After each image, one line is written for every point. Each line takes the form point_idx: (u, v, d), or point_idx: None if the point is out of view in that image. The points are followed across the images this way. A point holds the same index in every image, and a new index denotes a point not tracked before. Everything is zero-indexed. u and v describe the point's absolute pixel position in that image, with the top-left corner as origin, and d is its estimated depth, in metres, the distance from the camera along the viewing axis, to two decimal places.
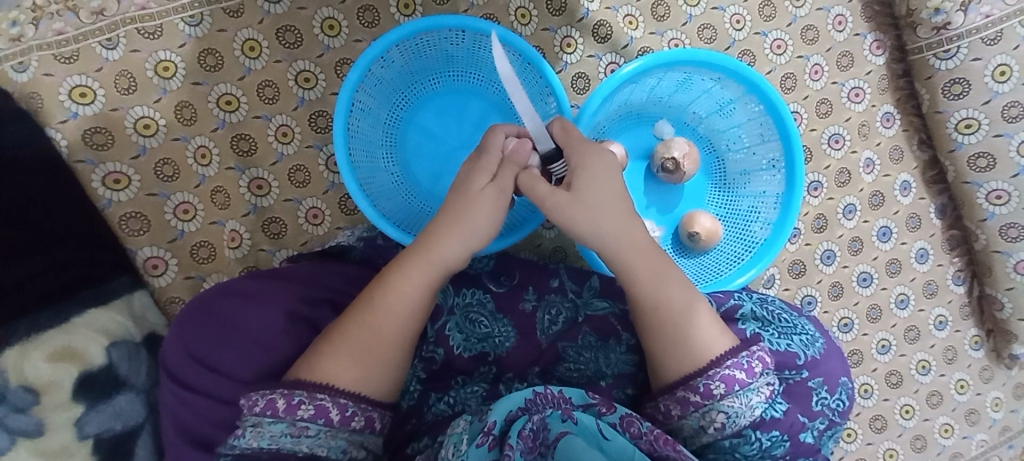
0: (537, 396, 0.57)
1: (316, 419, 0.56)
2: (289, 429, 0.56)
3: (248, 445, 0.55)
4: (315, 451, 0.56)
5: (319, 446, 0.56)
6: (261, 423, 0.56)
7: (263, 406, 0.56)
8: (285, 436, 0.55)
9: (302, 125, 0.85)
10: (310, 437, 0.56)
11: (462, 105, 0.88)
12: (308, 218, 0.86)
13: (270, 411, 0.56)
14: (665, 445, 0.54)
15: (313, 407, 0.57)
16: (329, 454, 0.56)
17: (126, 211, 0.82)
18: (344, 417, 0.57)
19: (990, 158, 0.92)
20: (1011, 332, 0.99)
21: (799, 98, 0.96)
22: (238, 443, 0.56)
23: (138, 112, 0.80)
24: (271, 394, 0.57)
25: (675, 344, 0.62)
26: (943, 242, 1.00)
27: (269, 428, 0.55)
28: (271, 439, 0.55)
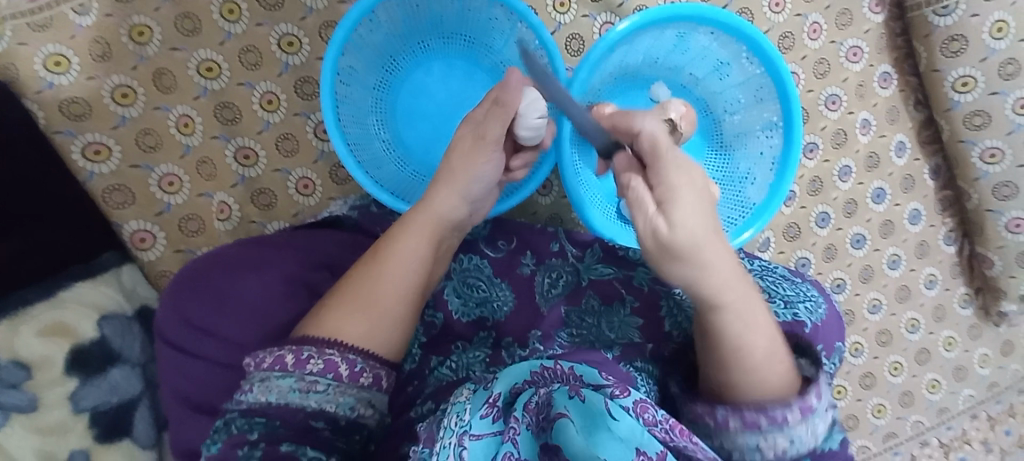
0: (543, 370, 0.59)
1: (326, 373, 0.55)
2: (297, 383, 0.54)
3: (255, 400, 0.54)
4: (324, 406, 0.54)
5: (327, 401, 0.55)
6: (269, 378, 0.54)
7: (271, 361, 0.55)
8: (293, 390, 0.54)
9: (288, 93, 0.82)
10: (319, 393, 0.55)
11: (451, 70, 0.86)
12: (298, 189, 0.85)
13: (279, 366, 0.55)
14: (681, 435, 0.54)
15: (323, 361, 0.56)
16: (338, 410, 0.55)
17: (109, 184, 0.78)
18: (353, 373, 0.57)
19: (985, 116, 0.91)
20: (1000, 289, 1.01)
21: (798, 58, 0.94)
22: (246, 398, 0.54)
23: (115, 80, 0.77)
24: (280, 349, 0.56)
25: (732, 349, 0.57)
26: (935, 203, 1.01)
27: (278, 383, 0.54)
28: (279, 394, 0.54)
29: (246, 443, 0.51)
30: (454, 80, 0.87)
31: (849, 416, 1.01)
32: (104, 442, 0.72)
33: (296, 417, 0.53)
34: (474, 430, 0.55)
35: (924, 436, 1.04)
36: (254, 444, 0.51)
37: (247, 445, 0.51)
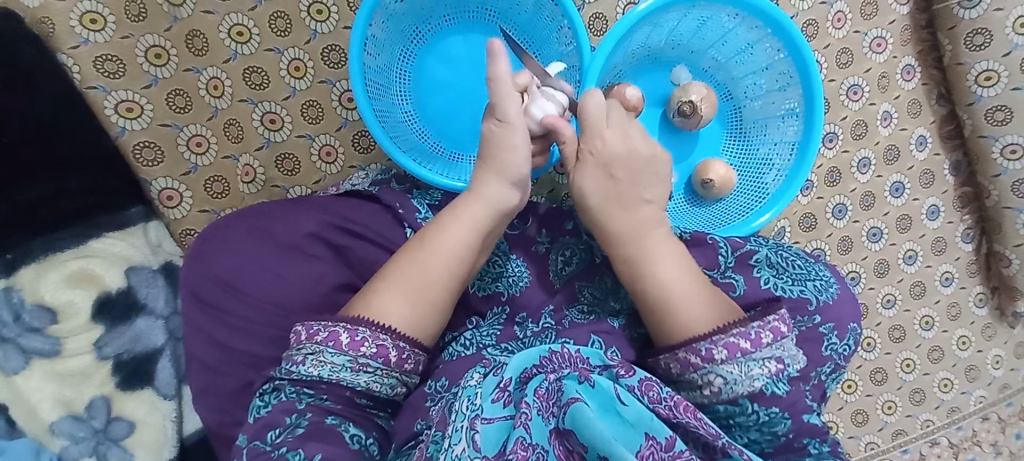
0: (551, 354, 0.58)
1: (377, 357, 0.57)
2: (349, 364, 0.56)
3: (308, 373, 0.57)
4: (371, 386, 0.57)
5: (375, 382, 0.57)
6: (323, 353, 0.57)
7: (326, 338, 0.57)
8: (345, 370, 0.56)
9: (315, 60, 0.84)
10: (369, 373, 0.57)
11: (475, 44, 0.88)
12: (321, 156, 0.86)
13: (334, 344, 0.56)
14: (684, 411, 0.55)
15: (375, 346, 0.57)
16: (382, 390, 0.58)
17: (140, 140, 0.80)
18: (401, 359, 0.58)
19: (1007, 111, 0.91)
20: (1016, 289, 1.00)
21: (822, 46, 0.94)
22: (298, 370, 0.57)
23: (149, 40, 0.79)
24: (336, 327, 0.57)
25: (665, 310, 0.63)
26: (954, 200, 1.00)
27: (332, 359, 0.56)
28: (332, 370, 0.56)
29: (296, 411, 0.56)
30: (479, 53, 0.88)
31: (858, 411, 0.99)
32: (125, 390, 0.74)
33: (343, 394, 0.57)
34: (485, 413, 0.54)
35: (934, 436, 1.02)
36: (304, 414, 0.56)
37: (297, 414, 0.56)
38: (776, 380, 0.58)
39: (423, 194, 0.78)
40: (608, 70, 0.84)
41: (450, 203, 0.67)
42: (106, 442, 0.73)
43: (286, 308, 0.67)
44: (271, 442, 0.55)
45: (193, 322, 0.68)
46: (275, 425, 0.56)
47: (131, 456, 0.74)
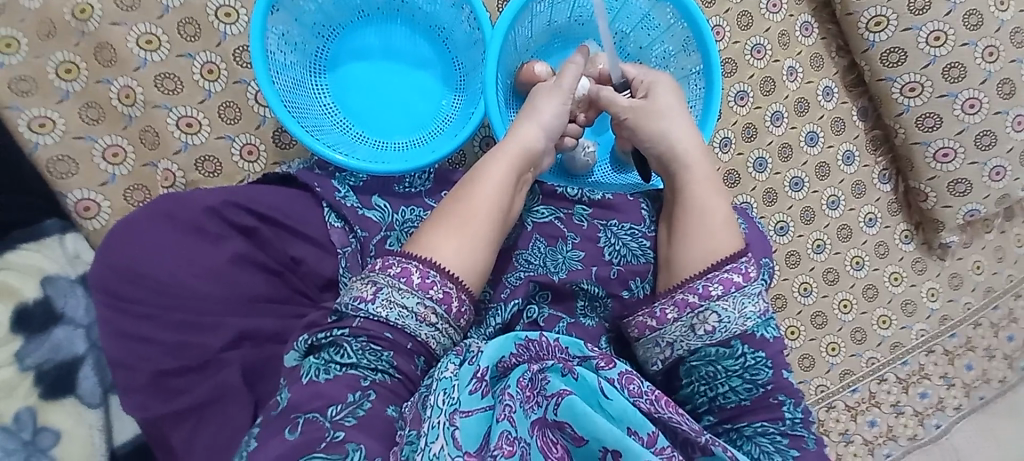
0: (528, 343, 0.62)
1: (442, 303, 0.62)
2: (417, 311, 0.61)
3: (376, 312, 0.60)
4: (429, 340, 0.62)
5: (434, 337, 0.62)
6: (394, 292, 0.61)
7: (398, 274, 0.61)
8: (412, 318, 0.60)
9: (227, 61, 0.86)
10: (431, 326, 0.61)
11: (387, 36, 0.91)
12: (243, 155, 0.87)
13: (405, 282, 0.61)
14: (665, 406, 0.59)
15: (442, 292, 0.62)
16: (437, 348, 0.63)
17: (53, 154, 0.81)
18: (460, 312, 0.63)
19: (901, 52, 0.96)
20: (938, 220, 1.04)
21: (721, 11, 0.99)
22: (367, 307, 0.60)
23: (59, 57, 0.81)
24: (408, 265, 0.62)
25: (703, 251, 0.69)
26: (867, 144, 1.05)
27: (402, 302, 0.60)
28: (399, 315, 0.60)
29: (361, 388, 0.59)
30: (394, 46, 0.91)
31: (804, 356, 1.01)
32: (49, 400, 0.74)
33: (405, 348, 0.61)
34: (464, 406, 0.56)
35: (880, 373, 1.04)
36: (367, 393, 0.59)
37: (361, 392, 0.59)
38: (765, 320, 0.66)
39: (346, 176, 0.82)
40: (515, 48, 0.87)
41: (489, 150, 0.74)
42: (36, 454, 0.72)
43: (196, 295, 0.69)
44: (332, 418, 0.56)
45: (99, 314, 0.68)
46: (335, 400, 0.57)
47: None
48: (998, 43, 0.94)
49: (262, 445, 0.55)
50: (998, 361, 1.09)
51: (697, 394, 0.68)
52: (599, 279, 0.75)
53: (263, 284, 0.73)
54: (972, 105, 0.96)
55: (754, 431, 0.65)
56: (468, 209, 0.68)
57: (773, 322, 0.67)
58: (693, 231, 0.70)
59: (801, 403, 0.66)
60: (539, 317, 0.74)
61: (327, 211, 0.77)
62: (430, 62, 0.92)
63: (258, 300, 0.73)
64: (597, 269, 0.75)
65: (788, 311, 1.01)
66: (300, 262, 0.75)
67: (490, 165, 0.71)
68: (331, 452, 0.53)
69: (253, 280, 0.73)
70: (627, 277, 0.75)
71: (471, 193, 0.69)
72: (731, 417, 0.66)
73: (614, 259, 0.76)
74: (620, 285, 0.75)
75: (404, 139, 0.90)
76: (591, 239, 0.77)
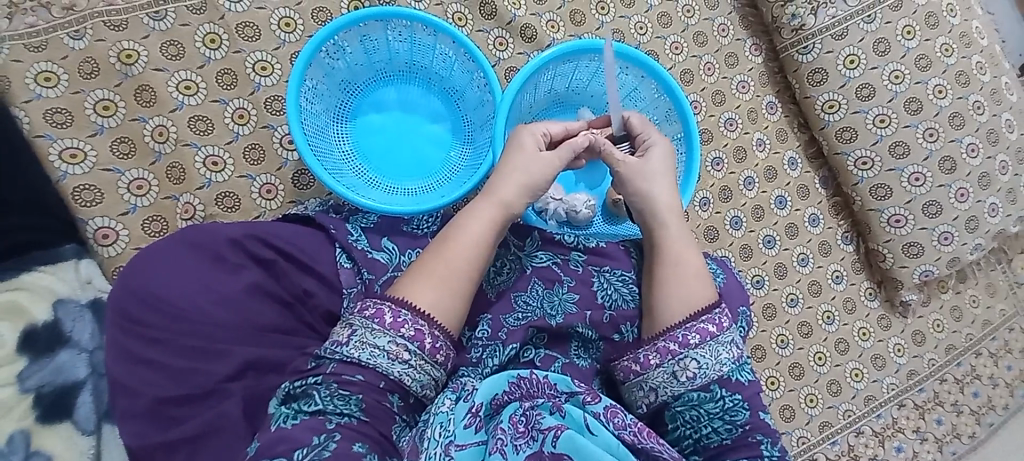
0: (519, 381, 0.65)
1: (415, 340, 0.64)
2: (389, 349, 0.63)
3: (350, 354, 0.62)
4: (402, 377, 0.63)
5: (408, 374, 0.63)
6: (368, 333, 0.63)
7: (372, 315, 0.64)
8: (384, 356, 0.63)
9: (258, 108, 0.94)
10: (403, 363, 0.63)
11: (406, 94, 1.01)
12: (261, 193, 0.93)
13: (378, 323, 0.64)
14: (647, 437, 0.61)
15: (413, 330, 0.64)
16: (412, 384, 0.64)
17: (79, 184, 0.86)
18: (434, 347, 0.65)
19: (852, 131, 1.10)
20: (897, 279, 1.15)
21: (698, 89, 1.13)
22: (341, 350, 0.63)
23: (99, 95, 0.88)
24: (382, 306, 0.65)
25: (681, 302, 0.75)
26: (830, 209, 1.17)
27: (374, 342, 0.63)
28: (371, 355, 0.62)
29: (326, 431, 0.58)
30: (409, 103, 1.01)
31: (784, 406, 1.06)
32: (42, 425, 0.77)
33: (377, 386, 0.62)
34: (459, 440, 0.60)
35: (857, 425, 1.09)
36: (333, 434, 0.58)
37: (326, 434, 0.58)
38: (739, 366, 0.72)
39: (358, 219, 0.86)
40: (519, 110, 0.97)
41: (465, 206, 0.77)
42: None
43: (206, 323, 0.71)
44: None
45: (112, 336, 0.71)
46: (300, 444, 0.57)
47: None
48: (936, 126, 1.09)
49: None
50: (967, 416, 1.15)
51: (683, 437, 0.71)
52: (592, 322, 0.79)
53: (274, 315, 0.75)
54: (917, 179, 1.10)
55: None
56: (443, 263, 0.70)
57: (747, 366, 0.73)
58: (672, 282, 0.76)
59: (778, 442, 0.71)
60: (535, 357, 0.77)
61: (338, 252, 0.81)
62: (442, 119, 1.02)
63: (266, 331, 0.74)
64: (591, 314, 0.79)
65: (767, 361, 1.07)
66: (311, 296, 0.77)
67: (468, 220, 0.75)
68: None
69: (266, 309, 0.74)
70: (618, 321, 0.80)
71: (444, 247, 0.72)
72: (715, 456, 0.70)
73: (607, 303, 0.80)
74: (611, 329, 0.79)
75: (413, 185, 0.98)
76: (585, 283, 0.81)
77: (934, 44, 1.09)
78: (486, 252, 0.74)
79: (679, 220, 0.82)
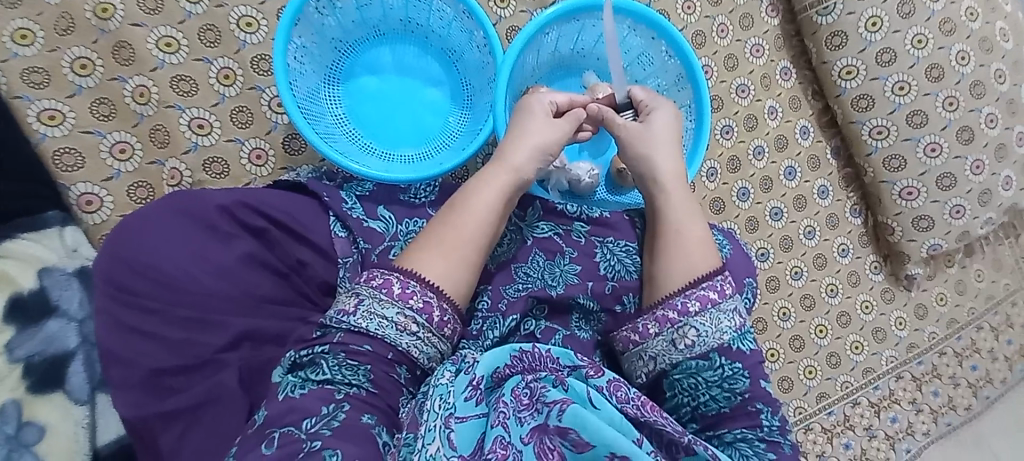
0: (522, 354, 0.62)
1: (422, 313, 0.62)
2: (397, 320, 0.61)
3: (357, 324, 0.60)
4: (410, 349, 0.61)
5: (416, 346, 0.62)
6: (376, 303, 0.61)
7: (380, 285, 0.62)
8: (392, 327, 0.61)
9: (244, 68, 0.89)
10: (411, 334, 0.61)
11: (401, 54, 0.95)
12: (251, 159, 0.89)
13: (385, 293, 0.62)
14: (650, 410, 0.61)
15: (422, 302, 0.62)
16: (420, 356, 0.62)
17: (61, 147, 0.83)
18: (442, 321, 0.63)
19: (869, 99, 1.05)
20: (904, 253, 1.13)
21: (710, 53, 1.07)
22: (349, 319, 0.61)
23: (75, 52, 0.83)
24: (390, 276, 0.62)
25: (682, 269, 0.72)
26: (840, 180, 1.13)
27: (382, 313, 0.61)
28: (379, 325, 0.60)
29: (334, 401, 0.57)
30: (405, 65, 0.96)
31: (783, 378, 1.06)
32: (36, 394, 0.76)
33: (386, 358, 0.60)
34: (459, 412, 0.58)
35: (854, 396, 1.10)
36: (342, 405, 0.56)
37: (335, 404, 0.56)
38: (741, 334, 0.70)
39: (353, 186, 0.83)
40: (521, 72, 0.92)
41: (477, 172, 0.75)
42: (18, 448, 0.74)
43: (198, 293, 0.69)
44: (306, 430, 0.54)
45: (102, 305, 0.69)
46: (310, 413, 0.55)
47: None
48: (957, 95, 1.04)
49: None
50: (963, 389, 1.16)
51: (682, 405, 0.70)
52: (594, 293, 0.77)
53: (268, 285, 0.73)
54: (933, 149, 1.06)
55: (733, 436, 0.68)
56: (455, 237, 0.68)
57: (750, 335, 0.71)
58: (673, 249, 0.74)
59: (778, 412, 0.70)
60: (536, 330, 0.75)
61: (332, 221, 0.77)
62: (440, 82, 0.97)
63: (261, 301, 0.72)
64: (593, 285, 0.77)
65: (769, 334, 1.06)
66: (306, 266, 0.75)
67: (477, 188, 0.72)
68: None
69: (259, 279, 0.72)
70: (620, 292, 0.77)
71: (454, 219, 0.69)
72: (713, 424, 0.70)
73: (609, 274, 0.78)
74: (613, 300, 0.77)
75: (410, 152, 0.94)
76: (588, 254, 0.79)
77: (961, 6, 1.03)
78: (495, 222, 0.72)
79: (684, 186, 0.79)
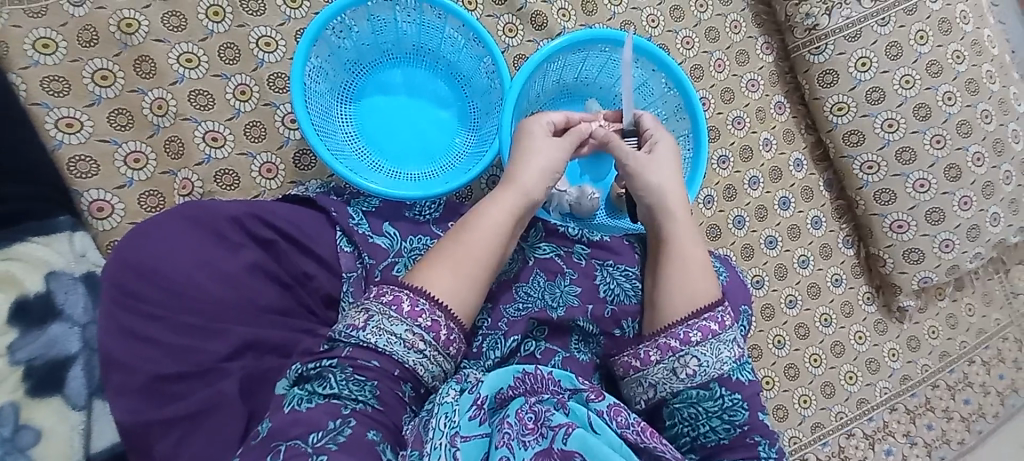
0: (525, 376, 0.63)
1: (430, 331, 0.63)
2: (405, 337, 0.62)
3: (366, 339, 0.61)
4: (416, 366, 0.62)
5: (422, 363, 0.63)
6: (385, 319, 0.62)
7: (390, 301, 0.63)
8: (400, 344, 0.62)
9: (260, 85, 0.92)
10: (418, 352, 0.62)
11: (411, 77, 0.99)
12: (261, 172, 0.92)
13: (395, 309, 0.63)
14: (650, 436, 0.61)
15: (430, 320, 0.63)
16: (425, 374, 0.63)
17: (76, 154, 0.85)
18: (448, 340, 0.64)
19: (859, 134, 1.10)
20: (895, 285, 1.15)
21: (707, 86, 1.12)
22: (358, 334, 0.62)
23: (97, 64, 0.86)
24: (400, 293, 0.64)
25: (684, 299, 0.74)
26: (833, 212, 1.16)
27: (391, 329, 0.62)
28: (388, 342, 0.61)
29: (341, 416, 0.57)
30: (415, 87, 0.99)
31: (778, 407, 1.06)
32: (33, 397, 0.76)
33: (392, 374, 0.61)
34: (463, 431, 0.58)
35: (849, 427, 1.10)
36: (348, 420, 0.57)
37: (341, 419, 0.57)
38: (741, 365, 0.71)
39: (360, 202, 0.85)
40: (527, 98, 0.96)
41: (489, 194, 0.77)
42: (13, 452, 0.74)
43: (203, 300, 0.70)
44: (313, 444, 0.54)
45: (106, 310, 0.69)
46: (316, 427, 0.56)
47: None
48: (944, 133, 1.09)
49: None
50: (957, 422, 1.16)
51: (681, 435, 0.71)
52: (594, 316, 0.78)
53: (273, 295, 0.74)
54: (922, 185, 1.09)
55: None
56: (463, 255, 0.69)
57: (749, 366, 0.73)
58: (675, 278, 0.76)
59: (775, 444, 0.71)
60: (536, 350, 0.76)
61: (339, 235, 0.79)
62: (448, 104, 1.00)
63: (265, 311, 0.73)
64: (593, 307, 0.79)
65: (763, 361, 1.07)
66: (312, 278, 0.76)
67: (485, 210, 0.74)
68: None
69: (265, 289, 0.73)
70: (619, 316, 0.79)
71: (464, 238, 0.71)
72: (711, 455, 0.70)
73: (608, 297, 0.80)
74: (612, 323, 0.79)
75: (416, 171, 0.97)
76: (588, 276, 0.80)
77: (945, 50, 1.09)
78: (502, 241, 0.73)
79: (686, 216, 0.81)
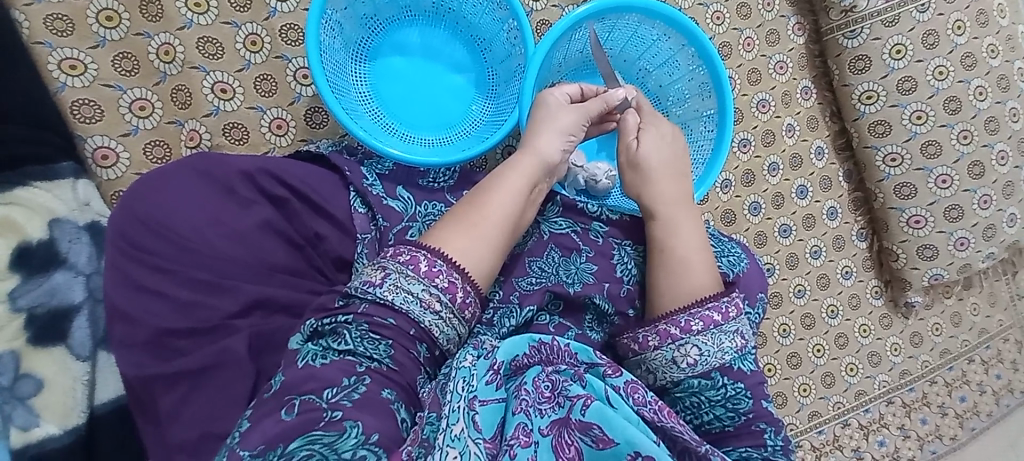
0: (540, 345, 0.63)
1: (446, 292, 0.62)
2: (422, 297, 0.60)
3: (383, 296, 0.60)
4: (432, 327, 0.61)
5: (437, 325, 0.61)
6: (402, 277, 0.61)
7: (407, 261, 0.62)
8: (416, 303, 0.60)
9: (272, 36, 0.88)
10: (434, 314, 0.61)
11: (429, 37, 0.95)
12: (271, 128, 0.89)
13: (413, 269, 0.61)
14: (667, 415, 0.60)
15: (447, 281, 0.62)
16: (440, 337, 0.62)
17: (79, 98, 0.81)
18: (464, 303, 0.63)
19: (886, 125, 1.07)
20: (905, 280, 1.14)
21: (734, 65, 1.08)
22: (374, 291, 0.60)
23: (101, 3, 0.81)
24: (417, 254, 0.62)
25: (682, 290, 0.73)
26: (849, 203, 1.14)
27: (408, 288, 0.60)
28: (404, 300, 0.60)
29: (356, 374, 0.56)
30: (432, 47, 0.95)
31: (777, 393, 1.08)
32: (36, 346, 0.76)
33: (408, 333, 0.60)
34: (481, 396, 0.57)
35: (844, 417, 1.11)
36: (363, 378, 0.56)
37: (356, 377, 0.56)
38: (742, 355, 0.70)
39: (373, 163, 0.83)
40: (550, 66, 0.92)
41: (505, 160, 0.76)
42: (14, 400, 0.74)
43: (212, 254, 0.68)
44: (327, 400, 0.53)
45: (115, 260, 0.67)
46: (331, 384, 0.55)
47: (37, 418, 0.75)
48: (971, 129, 1.06)
49: (255, 426, 0.52)
50: (950, 418, 1.17)
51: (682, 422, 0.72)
52: (609, 295, 0.77)
53: (283, 254, 0.72)
54: (944, 181, 1.07)
55: (737, 455, 0.69)
56: (476, 216, 0.68)
57: (752, 355, 0.72)
58: (677, 267, 0.74)
59: (780, 431, 0.71)
60: (550, 323, 0.75)
61: (353, 195, 0.77)
62: (466, 68, 0.96)
63: (274, 270, 0.71)
64: (609, 286, 0.77)
65: (767, 348, 1.07)
66: (323, 239, 0.74)
67: (505, 175, 0.73)
68: (329, 429, 0.51)
69: (275, 248, 0.71)
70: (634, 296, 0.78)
71: (480, 204, 0.69)
72: (716, 440, 0.71)
73: (624, 277, 0.79)
74: (627, 303, 0.78)
75: (430, 136, 0.93)
76: (604, 255, 0.79)
77: (981, 43, 1.05)
78: (522, 207, 0.72)
79: None
